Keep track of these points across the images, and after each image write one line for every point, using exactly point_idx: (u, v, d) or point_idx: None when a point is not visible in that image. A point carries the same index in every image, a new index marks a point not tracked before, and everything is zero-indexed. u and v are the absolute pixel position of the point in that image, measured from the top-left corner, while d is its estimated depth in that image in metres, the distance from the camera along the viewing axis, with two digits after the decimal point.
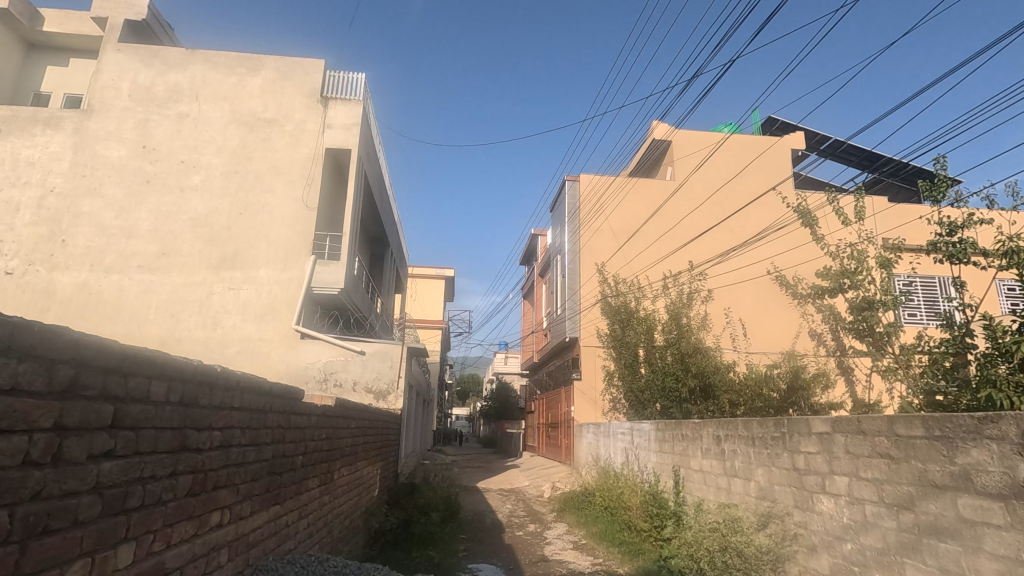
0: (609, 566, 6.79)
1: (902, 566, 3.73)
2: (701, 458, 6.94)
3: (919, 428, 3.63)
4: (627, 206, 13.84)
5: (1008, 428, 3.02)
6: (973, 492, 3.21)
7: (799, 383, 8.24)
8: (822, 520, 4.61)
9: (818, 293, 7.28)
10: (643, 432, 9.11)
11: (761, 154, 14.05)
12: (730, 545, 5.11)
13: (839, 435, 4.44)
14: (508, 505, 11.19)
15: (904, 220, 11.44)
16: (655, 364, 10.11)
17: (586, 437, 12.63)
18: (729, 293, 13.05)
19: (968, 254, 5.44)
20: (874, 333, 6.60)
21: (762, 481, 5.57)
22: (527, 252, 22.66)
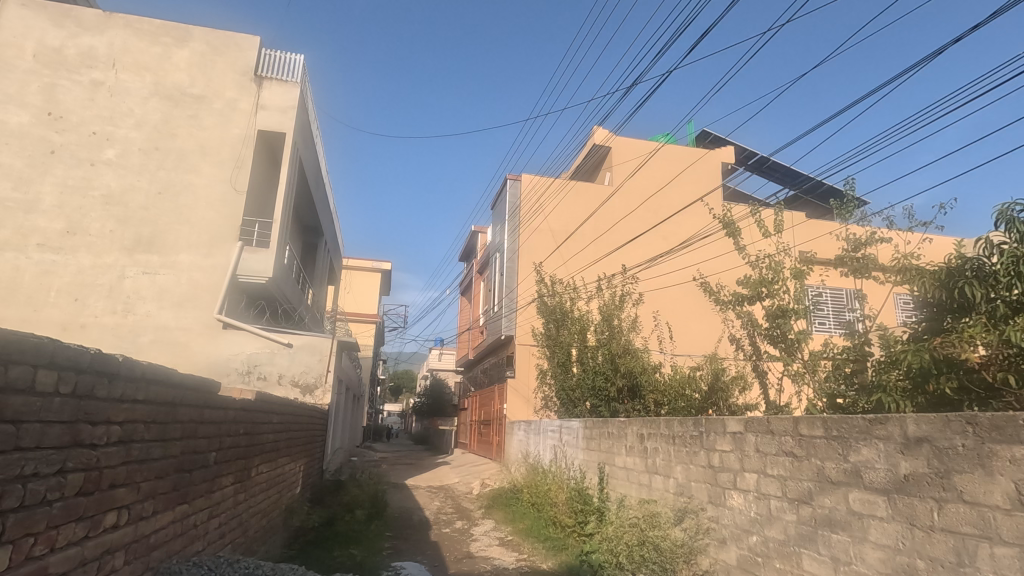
0: (533, 561, 6.87)
1: (800, 557, 4.03)
2: (625, 456, 7.18)
3: (819, 428, 3.92)
4: (566, 207, 14.10)
5: (893, 428, 3.32)
6: (862, 487, 3.51)
7: (719, 385, 8.68)
8: (732, 515, 4.88)
9: (739, 300, 7.63)
10: (572, 429, 9.28)
11: (693, 165, 14.69)
12: (648, 539, 5.31)
13: (751, 435, 4.71)
14: (437, 502, 11.11)
15: (816, 235, 12.32)
16: (587, 364, 10.42)
17: (516, 434, 12.78)
18: (658, 298, 13.55)
19: (869, 269, 5.95)
20: (786, 340, 7.06)
21: (680, 478, 5.82)
22: (467, 249, 22.62)
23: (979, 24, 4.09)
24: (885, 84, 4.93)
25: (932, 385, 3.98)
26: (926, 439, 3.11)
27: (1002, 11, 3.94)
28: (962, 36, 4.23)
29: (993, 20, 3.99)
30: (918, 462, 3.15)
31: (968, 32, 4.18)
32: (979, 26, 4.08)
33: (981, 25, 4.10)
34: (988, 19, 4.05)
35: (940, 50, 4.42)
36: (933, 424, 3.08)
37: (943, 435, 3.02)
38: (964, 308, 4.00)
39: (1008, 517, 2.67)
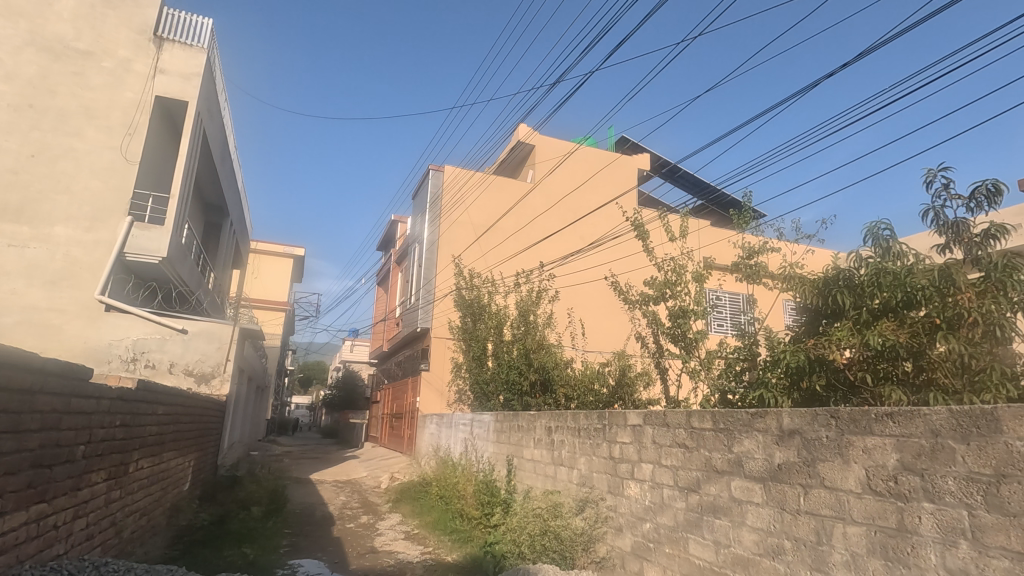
0: (438, 554, 6.85)
1: (686, 541, 4.30)
2: (532, 448, 7.34)
3: (709, 421, 4.21)
4: (486, 201, 14.15)
5: (771, 422, 3.62)
6: (743, 475, 3.80)
7: (625, 380, 9.05)
8: (629, 503, 5.12)
9: (645, 300, 8.01)
10: (483, 422, 9.34)
11: (611, 168, 15.20)
12: (549, 529, 5.49)
13: (649, 427, 4.96)
14: (342, 497, 10.76)
15: (714, 240, 13.20)
16: (501, 358, 10.52)
17: (428, 427, 12.66)
18: (573, 295, 13.91)
19: (759, 275, 6.46)
20: (685, 338, 7.50)
21: (583, 469, 6.02)
22: (386, 238, 22.07)
23: (849, 61, 4.72)
24: (773, 108, 5.49)
25: (805, 383, 4.38)
26: (797, 431, 3.42)
27: (866, 53, 4.60)
28: (835, 70, 4.84)
29: (859, 60, 4.64)
30: (790, 452, 3.46)
31: (839, 68, 4.80)
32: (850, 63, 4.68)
33: (850, 62, 4.73)
34: (854, 59, 4.69)
35: (815, 81, 5.02)
36: (803, 418, 3.39)
37: (811, 428, 3.33)
38: (836, 313, 4.42)
39: (859, 500, 3.00)
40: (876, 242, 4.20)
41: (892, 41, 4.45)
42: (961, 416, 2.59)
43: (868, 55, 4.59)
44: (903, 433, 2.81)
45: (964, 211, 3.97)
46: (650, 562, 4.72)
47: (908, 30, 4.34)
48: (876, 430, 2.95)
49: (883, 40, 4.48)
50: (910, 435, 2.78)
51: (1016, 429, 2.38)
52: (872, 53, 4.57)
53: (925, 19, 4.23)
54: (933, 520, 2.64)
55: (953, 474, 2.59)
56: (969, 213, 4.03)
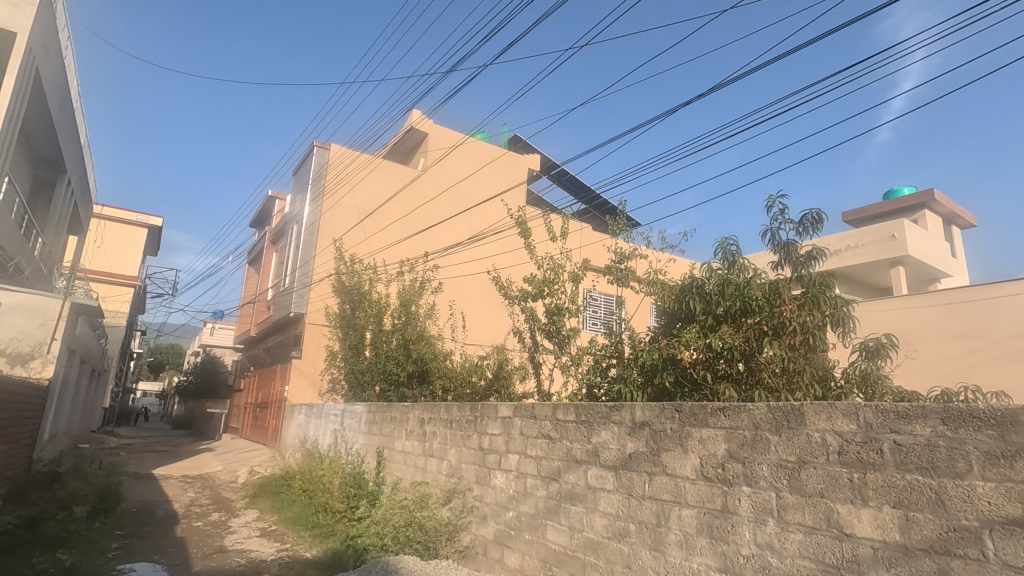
0: (296, 550, 6.52)
1: (545, 528, 4.51)
2: (404, 439, 7.24)
3: (572, 413, 4.43)
4: (372, 184, 13.70)
5: (625, 414, 3.91)
6: (598, 464, 4.06)
7: (502, 374, 9.24)
8: (494, 493, 5.24)
9: (524, 296, 8.24)
10: (354, 413, 9.02)
11: (502, 164, 15.43)
12: (414, 520, 5.51)
13: (517, 419, 5.12)
14: (190, 494, 9.78)
15: (590, 242, 13.89)
16: (380, 348, 10.26)
17: (295, 418, 11.95)
18: (455, 286, 13.87)
19: (628, 279, 6.95)
20: (559, 334, 7.84)
21: (452, 460, 6.05)
22: (260, 214, 20.49)
23: (707, 92, 5.56)
24: (646, 121, 6.26)
25: (658, 379, 4.78)
26: (647, 423, 3.72)
27: (717, 87, 5.49)
28: (696, 99, 5.67)
29: (713, 92, 5.52)
30: (639, 442, 3.76)
31: (698, 97, 5.65)
32: (707, 94, 5.56)
33: (706, 93, 5.60)
34: (710, 91, 5.57)
35: (679, 106, 5.83)
36: (652, 411, 3.71)
37: (658, 420, 3.64)
38: (687, 317, 4.86)
39: (693, 485, 3.33)
40: (724, 255, 4.72)
41: (738, 81, 5.36)
42: (776, 410, 2.99)
43: (721, 89, 5.47)
44: (732, 425, 3.18)
45: (794, 234, 4.57)
46: (510, 548, 4.88)
47: (750, 73, 5.27)
48: (710, 422, 3.30)
49: (730, 79, 5.39)
50: (737, 427, 3.15)
51: (815, 422, 2.79)
52: (722, 88, 5.46)
53: (763, 66, 5.19)
54: (749, 502, 3.01)
55: (767, 462, 2.97)
56: (797, 237, 4.66)
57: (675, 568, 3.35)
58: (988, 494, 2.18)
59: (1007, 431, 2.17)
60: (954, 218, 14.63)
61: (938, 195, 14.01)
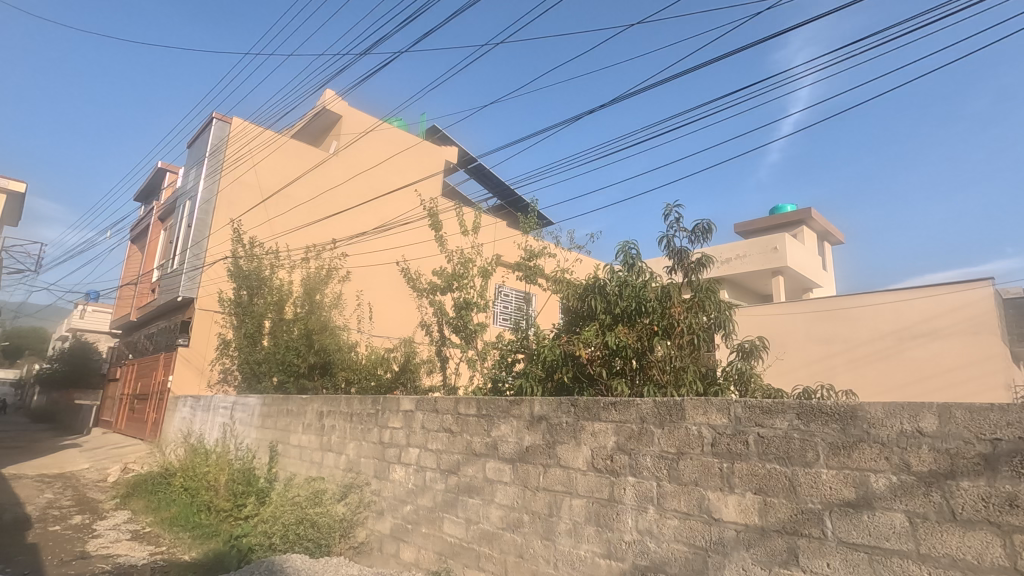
0: (172, 553, 6.05)
1: (441, 521, 4.52)
2: (300, 433, 6.94)
3: (473, 407, 4.46)
4: (276, 163, 12.93)
5: (525, 408, 4.00)
6: (497, 457, 4.13)
7: (408, 367, 9.13)
8: (393, 487, 5.16)
9: (433, 289, 8.18)
10: (247, 406, 8.49)
11: (418, 154, 15.17)
12: (306, 517, 5.30)
13: (419, 413, 5.06)
14: (48, 495, 8.74)
15: (502, 237, 14.05)
16: (279, 337, 9.74)
17: (180, 410, 11.06)
18: (363, 276, 13.44)
19: (536, 276, 7.10)
20: (466, 329, 7.83)
21: (351, 455, 5.88)
22: (148, 188, 18.66)
23: (610, 103, 5.94)
24: (556, 125, 6.60)
25: (557, 374, 4.93)
26: (544, 417, 3.84)
27: (619, 99, 5.88)
28: (600, 108, 6.07)
29: (615, 103, 5.90)
30: (536, 436, 3.87)
31: (601, 108, 6.06)
32: (609, 104, 5.94)
33: (609, 104, 5.98)
34: (612, 103, 5.95)
35: (585, 114, 6.21)
36: (550, 405, 3.82)
37: (555, 414, 3.77)
38: (588, 316, 5.06)
39: (584, 476, 3.49)
40: (624, 258, 4.97)
41: (637, 95, 5.77)
42: (660, 405, 3.20)
43: (622, 101, 5.86)
44: (621, 419, 3.36)
45: (687, 242, 4.89)
46: (406, 542, 4.85)
47: (648, 88, 5.69)
48: (602, 416, 3.47)
49: (630, 92, 5.79)
50: (626, 420, 3.33)
51: (694, 416, 3.02)
52: (623, 100, 5.86)
53: (659, 83, 5.61)
54: (633, 491, 3.21)
55: (650, 453, 3.18)
56: (689, 244, 4.99)
57: (564, 556, 3.49)
58: (830, 479, 2.47)
59: (847, 425, 2.47)
60: (825, 235, 16.42)
61: (815, 213, 15.63)
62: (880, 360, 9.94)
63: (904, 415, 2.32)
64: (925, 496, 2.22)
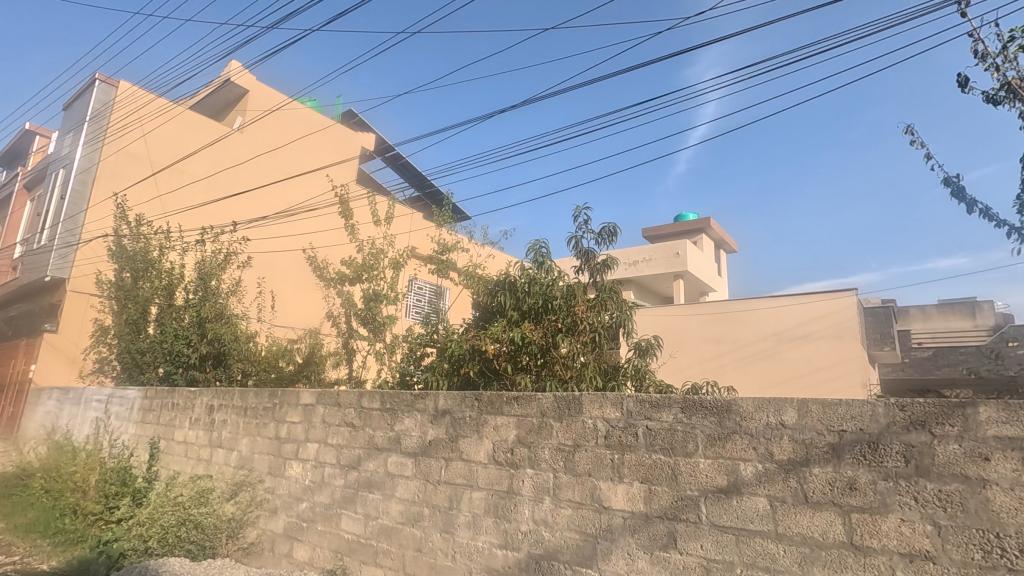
0: (26, 565, 5.39)
1: (339, 518, 4.40)
2: (187, 429, 6.45)
3: (377, 401, 4.37)
4: (169, 134, 11.84)
5: (429, 403, 3.98)
6: (399, 451, 4.08)
7: (313, 359, 8.93)
8: (288, 484, 4.95)
9: (341, 279, 7.92)
10: (126, 399, 7.77)
11: (329, 138, 14.66)
12: (189, 518, 4.93)
13: (320, 407, 4.88)
14: None
15: (417, 229, 13.84)
16: (167, 325, 8.96)
17: (44, 404, 9.89)
18: (266, 263, 12.68)
19: (447, 270, 7.09)
20: (375, 321, 7.66)
21: (243, 451, 5.56)
22: (12, 152, 16.44)
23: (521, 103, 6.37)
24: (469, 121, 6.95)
25: (464, 369, 4.95)
26: (448, 411, 3.85)
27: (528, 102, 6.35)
28: (512, 108, 6.48)
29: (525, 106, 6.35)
30: (439, 430, 3.87)
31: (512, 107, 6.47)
32: (519, 105, 6.39)
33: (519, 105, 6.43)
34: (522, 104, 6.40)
35: (498, 112, 6.63)
36: (454, 400, 3.83)
37: (459, 408, 3.79)
38: (497, 312, 5.12)
39: (485, 469, 3.54)
40: (535, 257, 5.09)
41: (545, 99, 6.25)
42: (559, 400, 3.31)
43: (530, 103, 6.33)
44: (522, 413, 3.44)
45: (594, 244, 5.08)
46: (300, 541, 4.67)
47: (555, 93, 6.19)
48: (505, 410, 3.54)
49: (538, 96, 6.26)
50: (527, 414, 3.42)
51: (590, 410, 3.16)
52: (532, 103, 6.33)
53: (565, 90, 6.12)
54: (531, 482, 3.30)
55: (548, 445, 3.29)
56: (596, 246, 5.19)
57: (462, 548, 3.53)
58: (706, 468, 2.70)
59: (723, 418, 2.70)
60: (722, 243, 17.71)
61: (713, 222, 16.81)
62: (762, 360, 10.91)
63: (770, 409, 2.58)
64: (784, 482, 2.48)
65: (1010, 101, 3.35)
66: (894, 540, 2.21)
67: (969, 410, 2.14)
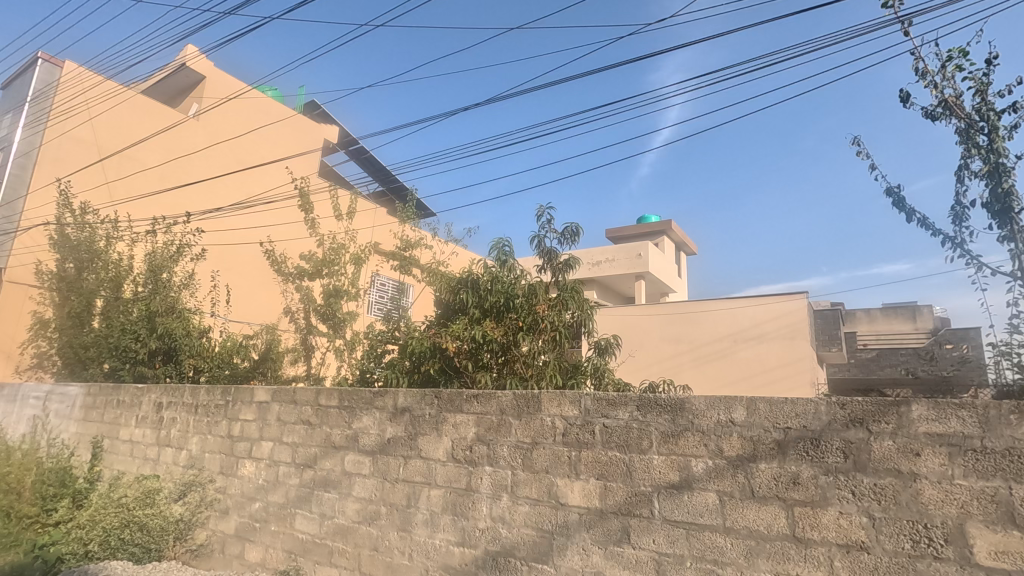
0: None
1: (293, 517, 4.31)
2: (133, 427, 6.19)
3: (335, 398, 4.29)
4: (119, 119, 11.30)
5: (389, 400, 3.94)
6: (357, 449, 4.03)
7: (269, 355, 8.75)
8: (240, 484, 4.82)
9: (300, 274, 7.73)
10: (68, 396, 7.41)
11: (290, 129, 14.35)
12: (133, 520, 4.73)
13: (275, 405, 4.76)
14: None
15: (380, 225, 13.65)
16: (114, 319, 8.57)
17: None
18: (221, 256, 12.29)
19: (410, 267, 7.03)
20: (334, 318, 7.53)
21: (193, 450, 5.38)
22: None
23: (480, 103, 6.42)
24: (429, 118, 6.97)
25: (424, 366, 4.91)
26: (408, 409, 3.82)
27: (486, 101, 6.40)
28: (471, 107, 6.52)
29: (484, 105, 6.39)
30: (398, 427, 3.84)
31: (472, 106, 6.52)
32: (479, 105, 6.44)
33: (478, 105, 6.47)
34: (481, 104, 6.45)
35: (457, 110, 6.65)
36: (413, 397, 3.81)
37: (418, 406, 3.76)
38: (459, 309, 5.10)
39: (444, 467, 3.53)
40: (498, 255, 5.10)
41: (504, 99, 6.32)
42: (519, 398, 3.33)
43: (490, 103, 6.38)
44: (482, 411, 3.45)
45: (556, 243, 5.13)
46: (252, 542, 4.55)
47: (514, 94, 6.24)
48: (465, 408, 3.53)
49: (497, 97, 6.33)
50: (486, 412, 3.43)
51: (549, 408, 3.19)
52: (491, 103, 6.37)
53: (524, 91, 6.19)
54: (489, 479, 3.32)
55: (507, 443, 3.31)
56: (558, 245, 5.24)
57: (419, 546, 3.51)
58: (659, 464, 2.77)
59: (676, 415, 2.78)
60: (682, 245, 18.12)
61: (674, 225, 17.19)
62: (718, 359, 11.24)
63: (720, 407, 2.67)
64: (732, 477, 2.57)
65: (947, 118, 3.53)
66: (832, 532, 2.32)
67: (903, 409, 2.27)
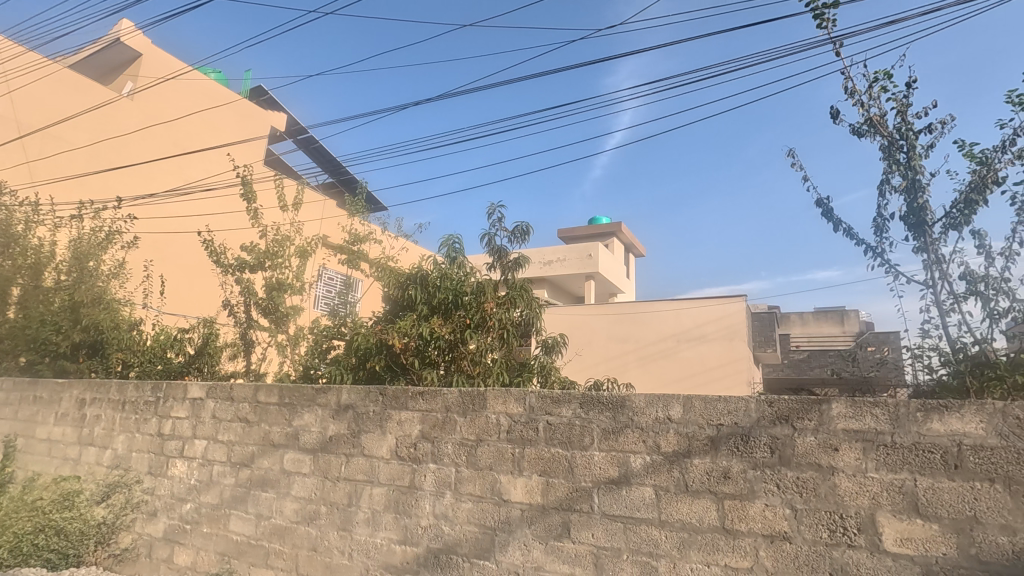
0: None
1: (227, 518, 4.15)
2: (52, 425, 5.79)
3: (275, 395, 4.16)
4: (42, 93, 10.40)
5: (331, 397, 3.85)
6: (297, 447, 3.92)
7: (207, 350, 7.83)
8: (170, 484, 4.59)
9: (240, 266, 7.43)
10: None
11: (231, 114, 13.83)
12: (49, 525, 4.40)
13: (210, 401, 4.56)
14: None
15: (328, 218, 13.30)
16: (33, 309, 7.98)
17: None
18: (157, 245, 11.64)
19: (358, 262, 6.87)
20: (277, 312, 7.31)
21: (119, 449, 5.09)
22: None
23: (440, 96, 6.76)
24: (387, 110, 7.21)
25: (370, 363, 4.83)
26: (351, 406, 3.74)
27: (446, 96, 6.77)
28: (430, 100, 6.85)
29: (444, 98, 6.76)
30: (341, 425, 3.76)
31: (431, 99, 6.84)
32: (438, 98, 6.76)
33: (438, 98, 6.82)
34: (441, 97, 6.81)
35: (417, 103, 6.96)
36: (357, 394, 3.74)
37: (362, 403, 3.70)
38: (408, 305, 5.04)
39: (387, 465, 3.49)
40: (448, 252, 5.07)
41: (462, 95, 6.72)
42: (464, 395, 3.33)
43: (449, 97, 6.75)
44: (427, 408, 3.43)
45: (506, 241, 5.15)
46: (182, 545, 4.35)
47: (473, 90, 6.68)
48: (410, 405, 3.50)
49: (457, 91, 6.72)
50: (431, 409, 3.41)
51: (494, 406, 3.21)
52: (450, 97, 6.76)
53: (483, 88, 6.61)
54: (433, 477, 3.30)
55: (451, 440, 3.30)
56: (508, 244, 5.27)
57: (359, 546, 3.46)
58: (600, 460, 2.84)
59: (617, 413, 2.85)
60: (631, 247, 18.58)
61: (623, 227, 17.59)
62: (661, 359, 11.61)
63: (659, 405, 2.76)
64: (668, 473, 2.67)
65: (872, 135, 3.78)
66: (758, 523, 2.44)
67: (824, 406, 2.42)
